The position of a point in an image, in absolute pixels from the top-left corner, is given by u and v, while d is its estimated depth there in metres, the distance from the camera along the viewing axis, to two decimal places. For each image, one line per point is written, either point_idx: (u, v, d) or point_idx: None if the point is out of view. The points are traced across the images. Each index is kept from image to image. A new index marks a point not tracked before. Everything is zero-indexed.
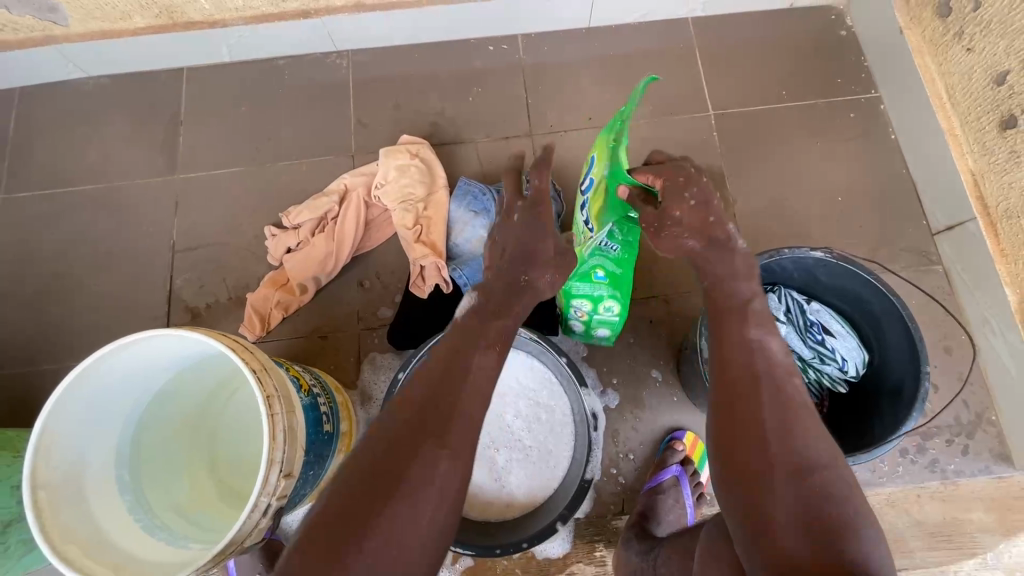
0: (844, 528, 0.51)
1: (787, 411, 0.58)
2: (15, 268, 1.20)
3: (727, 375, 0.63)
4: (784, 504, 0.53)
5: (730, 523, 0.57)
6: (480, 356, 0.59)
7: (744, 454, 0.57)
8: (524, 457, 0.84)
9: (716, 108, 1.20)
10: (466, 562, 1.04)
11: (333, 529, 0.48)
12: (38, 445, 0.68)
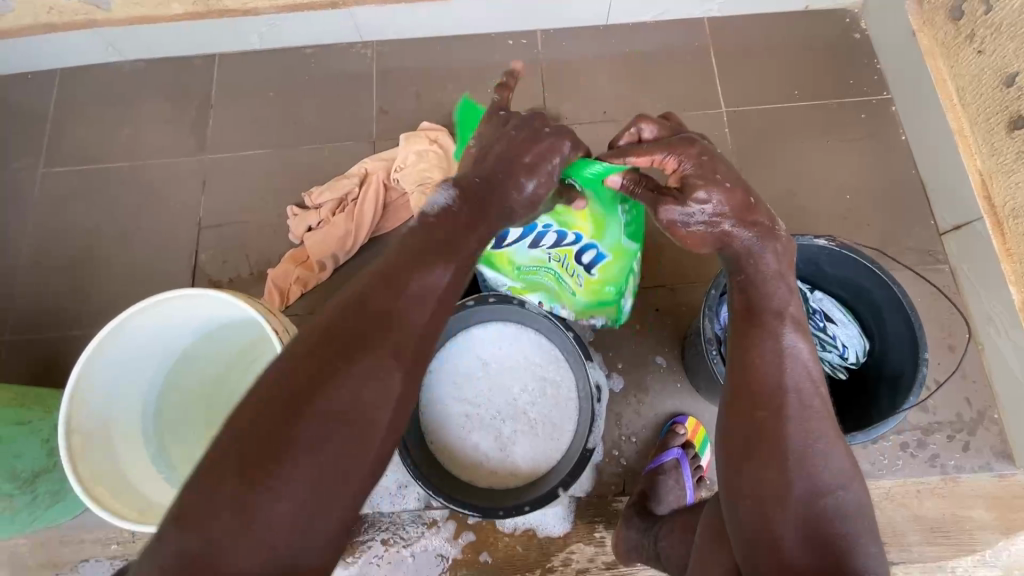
0: (845, 547, 0.57)
1: (805, 434, 0.62)
2: (48, 237, 1.26)
3: (752, 389, 0.65)
4: (795, 525, 0.58)
5: (735, 533, 0.62)
6: (436, 272, 0.55)
7: (763, 473, 0.61)
8: (529, 430, 0.87)
9: (729, 105, 1.23)
10: (468, 536, 1.07)
11: (267, 422, 0.47)
12: (73, 393, 0.72)
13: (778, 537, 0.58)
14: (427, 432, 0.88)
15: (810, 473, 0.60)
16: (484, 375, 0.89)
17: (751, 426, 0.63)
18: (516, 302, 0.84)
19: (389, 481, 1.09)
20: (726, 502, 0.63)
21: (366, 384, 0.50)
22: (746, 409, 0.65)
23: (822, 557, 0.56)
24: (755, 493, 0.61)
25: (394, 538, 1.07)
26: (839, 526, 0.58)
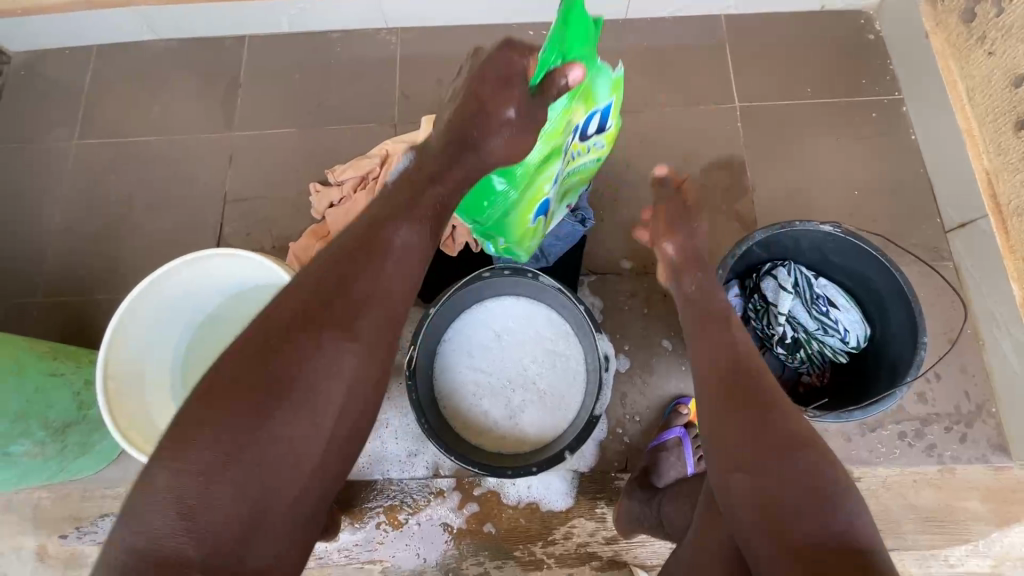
0: (831, 498, 0.56)
1: (771, 401, 0.66)
2: (80, 206, 1.31)
3: (716, 374, 0.72)
4: (777, 483, 0.59)
5: (729, 508, 0.62)
6: (404, 232, 0.63)
7: (736, 440, 0.64)
8: (538, 399, 0.92)
9: (742, 100, 1.26)
10: (473, 507, 1.10)
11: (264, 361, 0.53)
12: (112, 339, 0.78)
13: (777, 512, 0.57)
14: (440, 398, 0.93)
15: (797, 448, 0.61)
16: (496, 346, 0.94)
17: (732, 412, 0.66)
18: (529, 275, 0.87)
19: (399, 449, 1.13)
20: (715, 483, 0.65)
21: (336, 331, 0.55)
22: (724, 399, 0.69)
23: (821, 525, 0.54)
24: (737, 465, 0.62)
25: (402, 506, 1.11)
26: (840, 496, 0.57)
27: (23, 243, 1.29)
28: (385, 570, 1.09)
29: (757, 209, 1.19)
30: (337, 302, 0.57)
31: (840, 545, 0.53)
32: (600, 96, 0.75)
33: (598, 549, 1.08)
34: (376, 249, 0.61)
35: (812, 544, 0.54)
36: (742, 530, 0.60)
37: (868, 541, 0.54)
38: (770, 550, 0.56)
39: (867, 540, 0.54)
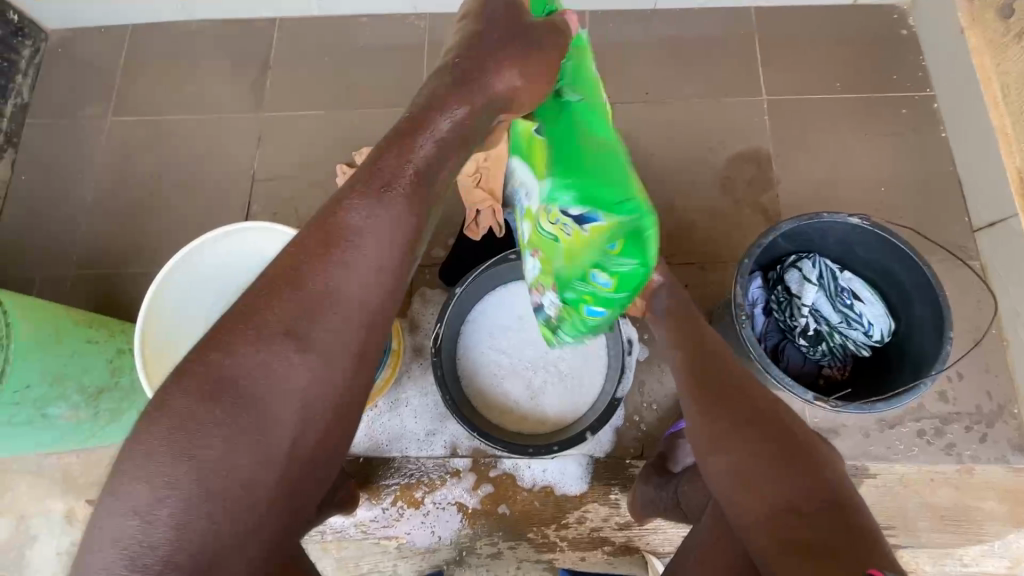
0: (806, 455, 0.60)
1: (741, 378, 0.71)
2: (113, 182, 1.34)
3: (694, 362, 0.76)
4: (753, 447, 0.61)
5: (715, 487, 0.63)
6: (356, 210, 0.51)
7: (717, 413, 0.66)
8: (558, 381, 0.94)
9: (770, 93, 1.25)
10: (488, 488, 1.12)
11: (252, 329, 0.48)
12: (150, 308, 0.82)
13: (761, 485, 0.58)
14: (462, 376, 0.95)
15: (774, 427, 0.63)
16: (519, 329, 0.96)
17: (710, 398, 0.69)
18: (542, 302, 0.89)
19: (418, 428, 1.15)
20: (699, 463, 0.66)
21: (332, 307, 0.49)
22: (701, 386, 0.71)
23: (802, 493, 0.56)
24: (717, 438, 0.64)
25: (418, 484, 1.13)
26: (816, 466, 0.58)
27: (58, 217, 1.33)
28: (400, 546, 1.11)
29: (782, 202, 1.19)
30: (285, 286, 0.49)
31: (820, 507, 0.54)
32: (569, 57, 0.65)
33: (610, 534, 1.09)
34: (331, 231, 0.51)
35: (800, 504, 0.55)
36: (730, 508, 0.60)
37: (847, 495, 0.57)
38: (755, 520, 0.57)
39: (847, 497, 0.56)
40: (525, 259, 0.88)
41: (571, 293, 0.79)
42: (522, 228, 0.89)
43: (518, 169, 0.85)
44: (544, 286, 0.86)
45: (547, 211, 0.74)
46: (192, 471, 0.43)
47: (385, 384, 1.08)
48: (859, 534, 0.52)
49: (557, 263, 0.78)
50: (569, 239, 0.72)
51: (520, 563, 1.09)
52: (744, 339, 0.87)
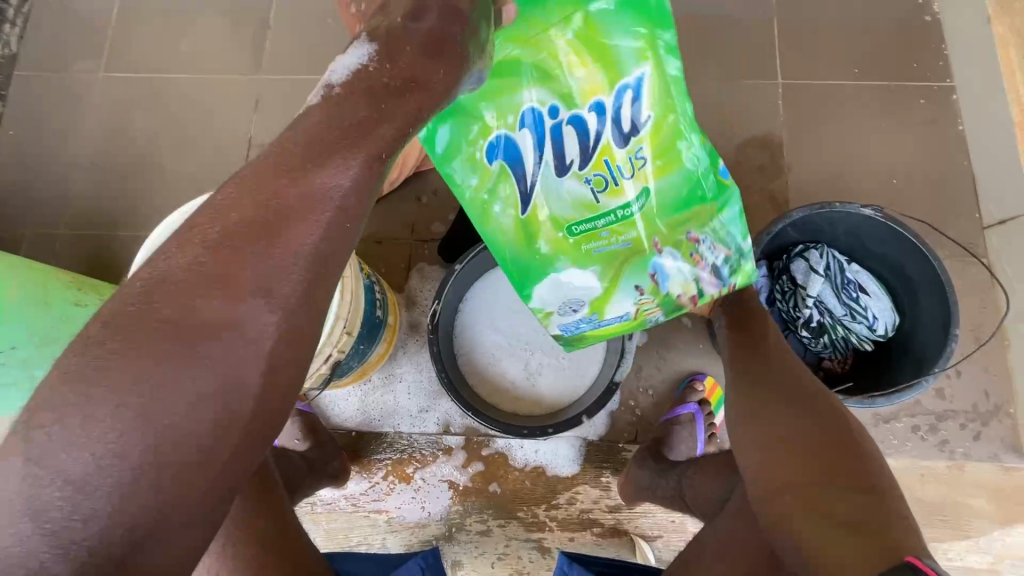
0: (846, 439, 0.61)
1: (788, 364, 0.74)
2: (105, 140, 1.30)
3: (743, 344, 0.79)
4: (792, 425, 0.64)
5: (743, 458, 0.66)
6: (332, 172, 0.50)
7: (762, 392, 0.70)
8: (556, 362, 0.93)
9: (784, 78, 1.22)
10: (479, 466, 1.12)
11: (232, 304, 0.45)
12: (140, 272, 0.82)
13: (790, 461, 0.61)
14: (459, 355, 0.94)
15: (819, 414, 0.65)
16: (518, 311, 0.95)
17: (757, 378, 0.72)
18: (718, 284, 0.78)
19: (412, 404, 1.14)
20: (734, 437, 0.69)
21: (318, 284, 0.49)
22: (751, 367, 0.75)
23: (832, 473, 0.58)
24: (757, 414, 0.68)
25: (410, 459, 1.12)
26: (852, 454, 0.60)
27: (49, 174, 1.29)
28: (389, 520, 1.11)
29: (791, 190, 1.16)
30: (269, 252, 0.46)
31: (854, 485, 0.56)
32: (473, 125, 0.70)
33: (600, 516, 1.09)
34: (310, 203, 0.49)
35: (826, 481, 0.57)
36: (753, 478, 0.63)
37: (883, 481, 0.58)
38: (779, 489, 0.60)
39: (881, 482, 0.57)
40: (661, 275, 0.78)
41: (706, 188, 0.75)
42: (613, 304, 0.80)
43: (551, 300, 0.80)
44: (685, 246, 0.77)
45: (616, 186, 0.74)
46: (210, 428, 0.44)
47: (379, 358, 1.07)
48: (882, 519, 0.53)
49: (669, 203, 0.75)
50: (652, 141, 0.72)
51: (509, 541, 1.09)
52: None
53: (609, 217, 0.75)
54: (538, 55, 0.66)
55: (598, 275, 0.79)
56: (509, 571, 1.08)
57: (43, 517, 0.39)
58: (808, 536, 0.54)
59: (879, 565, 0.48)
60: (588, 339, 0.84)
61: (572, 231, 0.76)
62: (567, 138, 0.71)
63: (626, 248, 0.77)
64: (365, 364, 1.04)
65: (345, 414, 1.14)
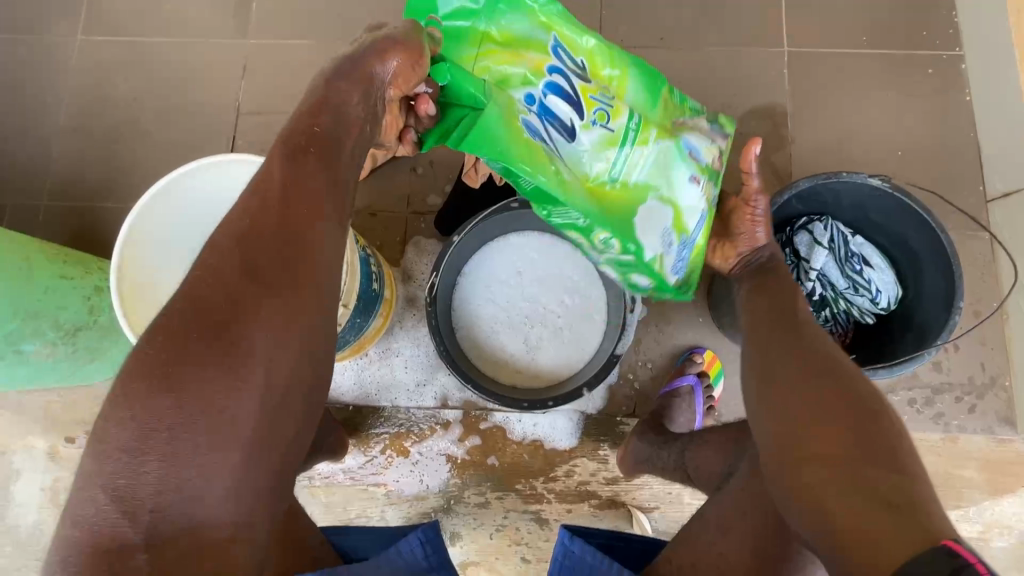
0: (880, 413, 0.55)
1: (815, 338, 0.68)
2: (86, 108, 1.25)
3: (771, 319, 0.75)
4: (818, 397, 0.59)
5: (761, 432, 0.62)
6: (296, 175, 0.60)
7: (785, 366, 0.65)
8: (555, 336, 0.92)
9: (791, 46, 1.18)
10: (476, 439, 1.12)
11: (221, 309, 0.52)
12: (126, 242, 0.80)
13: (811, 434, 0.56)
14: (458, 329, 0.93)
15: (844, 383, 0.59)
16: (517, 283, 0.93)
17: (777, 356, 0.68)
18: (723, 133, 0.81)
19: (409, 378, 1.13)
20: (753, 411, 0.65)
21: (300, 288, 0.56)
22: (772, 345, 0.70)
23: (859, 444, 0.52)
24: (782, 388, 0.63)
25: (408, 433, 1.12)
26: (884, 425, 0.54)
27: (27, 142, 1.24)
28: (388, 493, 1.11)
29: (795, 162, 1.14)
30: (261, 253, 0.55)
31: (883, 462, 0.51)
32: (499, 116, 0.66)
33: (597, 488, 1.10)
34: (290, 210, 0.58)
35: (852, 456, 0.52)
36: (770, 456, 0.59)
37: (915, 457, 0.52)
38: (799, 463, 0.55)
39: (915, 462, 0.51)
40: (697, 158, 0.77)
41: (656, 76, 0.78)
42: (689, 215, 0.77)
43: (652, 239, 0.75)
44: (687, 125, 0.79)
45: (612, 108, 0.73)
46: None
47: (376, 332, 1.06)
48: (919, 496, 0.47)
49: (649, 106, 0.77)
50: (598, 63, 0.75)
51: (507, 513, 1.10)
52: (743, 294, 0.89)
53: (632, 139, 0.74)
54: (481, 57, 0.70)
55: (658, 201, 0.75)
56: (508, 542, 1.09)
57: (112, 484, 0.46)
58: (838, 515, 0.49)
59: (914, 542, 0.43)
60: (697, 261, 0.82)
61: (613, 175, 0.74)
62: (555, 97, 0.71)
63: (655, 156, 0.75)
64: (363, 339, 1.02)
65: (342, 388, 1.13)
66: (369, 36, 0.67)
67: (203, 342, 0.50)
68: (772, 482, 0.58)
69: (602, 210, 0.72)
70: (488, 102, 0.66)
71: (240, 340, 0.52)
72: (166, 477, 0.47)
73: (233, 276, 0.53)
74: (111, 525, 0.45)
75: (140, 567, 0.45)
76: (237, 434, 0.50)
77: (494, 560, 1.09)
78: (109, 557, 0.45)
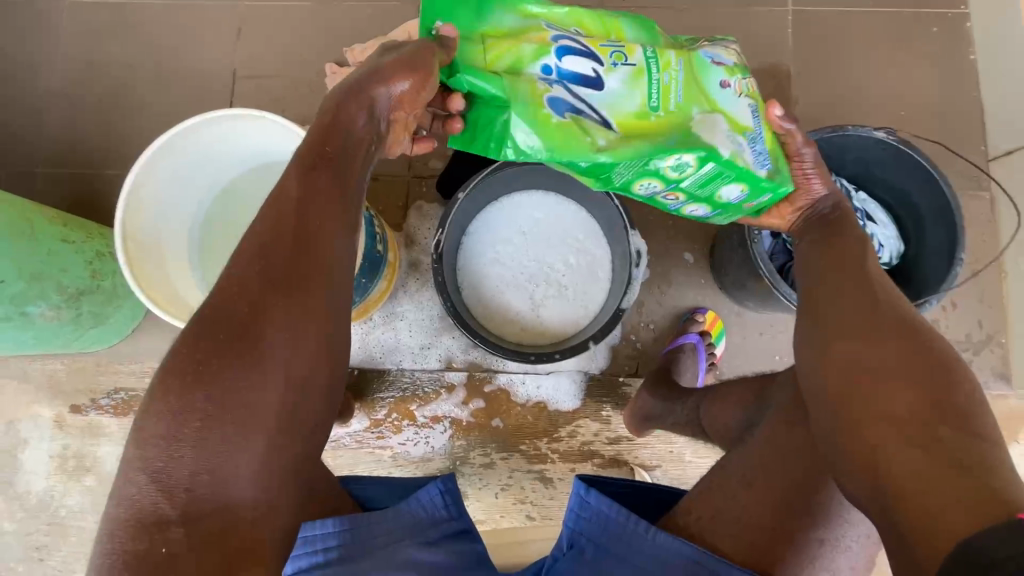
0: (951, 371, 0.54)
1: (880, 284, 0.65)
2: (78, 72, 1.22)
3: (827, 266, 0.70)
4: (890, 354, 0.56)
5: (815, 388, 0.60)
6: (309, 179, 0.61)
7: (843, 315, 0.62)
8: (559, 295, 0.93)
9: (795, 4, 1.16)
10: (480, 403, 1.13)
11: (240, 315, 0.54)
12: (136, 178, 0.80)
13: (877, 393, 0.54)
14: (463, 288, 0.93)
15: (914, 340, 0.56)
16: (522, 242, 0.93)
17: (831, 301, 0.65)
18: (729, 41, 0.77)
19: (413, 341, 1.14)
20: (804, 364, 0.63)
21: (313, 274, 0.58)
22: (829, 288, 0.67)
23: (933, 409, 0.51)
24: (847, 336, 0.60)
25: (413, 397, 1.13)
26: (954, 384, 0.53)
27: (20, 109, 1.22)
28: (394, 455, 1.12)
29: (799, 121, 1.14)
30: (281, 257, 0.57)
31: (957, 430, 0.49)
32: (524, 112, 0.67)
33: (600, 447, 1.12)
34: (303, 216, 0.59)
35: (921, 423, 0.51)
36: (822, 408, 0.58)
37: (988, 424, 0.51)
38: (862, 425, 0.54)
39: (986, 428, 0.51)
40: (720, 65, 0.73)
41: (644, 18, 0.75)
42: (741, 117, 0.72)
43: (720, 143, 0.69)
44: (697, 46, 0.76)
45: (625, 47, 0.70)
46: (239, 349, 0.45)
47: (380, 297, 1.06)
48: (988, 462, 0.47)
49: (651, 41, 0.74)
50: (588, 23, 0.72)
51: (512, 473, 1.12)
52: (755, 255, 0.89)
53: (655, 65, 0.70)
54: (487, 49, 0.67)
55: (705, 112, 0.70)
56: (513, 501, 1.12)
57: (151, 467, 0.50)
58: (902, 479, 0.49)
59: (989, 512, 0.43)
60: (776, 153, 0.75)
61: (654, 104, 0.69)
62: (570, 58, 0.69)
63: (684, 73, 0.71)
64: (367, 301, 1.02)
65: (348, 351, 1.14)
66: (372, 60, 0.68)
67: (229, 343, 0.53)
68: (828, 442, 0.57)
69: (659, 139, 0.69)
70: (509, 97, 0.66)
71: (257, 341, 0.54)
72: (201, 458, 0.50)
73: (255, 286, 0.55)
74: (150, 502, 0.49)
75: (179, 539, 0.48)
76: (259, 417, 0.53)
77: (500, 518, 1.11)
78: (149, 530, 0.48)
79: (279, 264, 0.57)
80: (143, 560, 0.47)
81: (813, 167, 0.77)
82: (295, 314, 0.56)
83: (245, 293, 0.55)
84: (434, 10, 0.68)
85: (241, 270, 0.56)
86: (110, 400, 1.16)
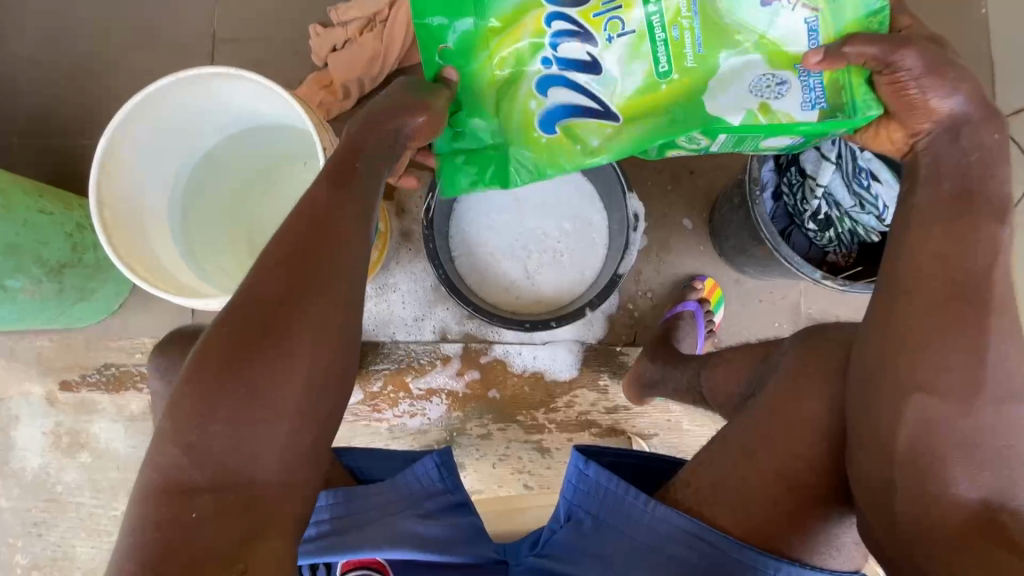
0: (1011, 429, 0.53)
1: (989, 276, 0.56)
2: (50, 36, 1.16)
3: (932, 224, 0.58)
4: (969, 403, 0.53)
5: (887, 400, 0.55)
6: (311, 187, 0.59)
7: (941, 324, 0.54)
8: (554, 261, 0.91)
9: None
10: (476, 374, 1.11)
11: (251, 323, 0.52)
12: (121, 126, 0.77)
13: (936, 441, 0.53)
14: (456, 255, 0.91)
15: (997, 357, 0.53)
16: (515, 208, 0.91)
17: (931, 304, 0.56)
18: None
19: (407, 313, 1.12)
20: (870, 358, 0.58)
21: (323, 261, 0.55)
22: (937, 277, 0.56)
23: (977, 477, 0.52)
24: (933, 350, 0.54)
25: (408, 369, 1.11)
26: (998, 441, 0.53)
27: None
28: (391, 427, 1.12)
29: None
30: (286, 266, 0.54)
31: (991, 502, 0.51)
32: (524, 147, 0.70)
33: (598, 417, 1.11)
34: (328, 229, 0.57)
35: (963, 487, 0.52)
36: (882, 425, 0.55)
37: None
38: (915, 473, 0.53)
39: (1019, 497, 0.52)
40: None
41: None
42: (790, 41, 0.64)
43: (737, 106, 0.65)
44: None
45: (622, 7, 0.65)
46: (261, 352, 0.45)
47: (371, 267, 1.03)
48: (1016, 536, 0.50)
49: None
50: None
51: (509, 444, 1.12)
52: (756, 218, 0.86)
53: (660, 24, 0.65)
54: (491, 56, 0.67)
55: (738, 53, 0.65)
56: (511, 470, 1.11)
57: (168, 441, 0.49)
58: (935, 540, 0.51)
59: None
60: (845, 74, 0.63)
61: (661, 71, 0.66)
62: (565, 42, 0.66)
63: (699, 19, 0.65)
64: None
65: None
66: (378, 98, 0.66)
67: (258, 347, 0.51)
68: (876, 459, 0.56)
69: (666, 120, 0.67)
70: (505, 128, 0.70)
71: (276, 336, 0.52)
72: (210, 440, 0.49)
73: (274, 297, 0.53)
74: (175, 470, 0.49)
75: (203, 505, 0.48)
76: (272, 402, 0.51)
77: (498, 488, 1.12)
78: (174, 498, 0.48)
79: (295, 257, 0.54)
80: (171, 524, 0.47)
81: (924, 76, 0.59)
82: (292, 293, 0.53)
83: (262, 276, 0.54)
84: (431, 41, 0.67)
85: (253, 280, 0.54)
86: (100, 376, 1.14)
